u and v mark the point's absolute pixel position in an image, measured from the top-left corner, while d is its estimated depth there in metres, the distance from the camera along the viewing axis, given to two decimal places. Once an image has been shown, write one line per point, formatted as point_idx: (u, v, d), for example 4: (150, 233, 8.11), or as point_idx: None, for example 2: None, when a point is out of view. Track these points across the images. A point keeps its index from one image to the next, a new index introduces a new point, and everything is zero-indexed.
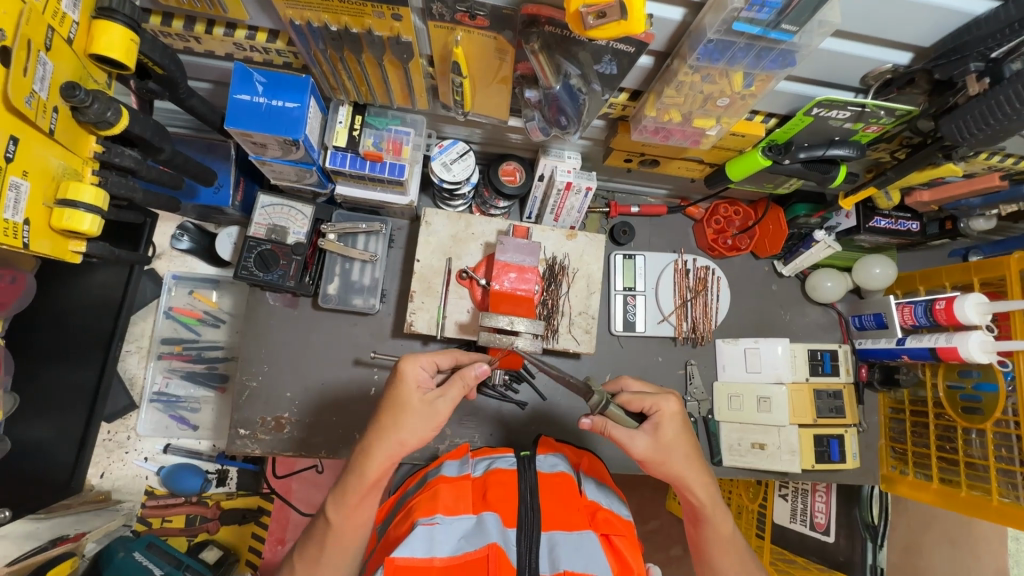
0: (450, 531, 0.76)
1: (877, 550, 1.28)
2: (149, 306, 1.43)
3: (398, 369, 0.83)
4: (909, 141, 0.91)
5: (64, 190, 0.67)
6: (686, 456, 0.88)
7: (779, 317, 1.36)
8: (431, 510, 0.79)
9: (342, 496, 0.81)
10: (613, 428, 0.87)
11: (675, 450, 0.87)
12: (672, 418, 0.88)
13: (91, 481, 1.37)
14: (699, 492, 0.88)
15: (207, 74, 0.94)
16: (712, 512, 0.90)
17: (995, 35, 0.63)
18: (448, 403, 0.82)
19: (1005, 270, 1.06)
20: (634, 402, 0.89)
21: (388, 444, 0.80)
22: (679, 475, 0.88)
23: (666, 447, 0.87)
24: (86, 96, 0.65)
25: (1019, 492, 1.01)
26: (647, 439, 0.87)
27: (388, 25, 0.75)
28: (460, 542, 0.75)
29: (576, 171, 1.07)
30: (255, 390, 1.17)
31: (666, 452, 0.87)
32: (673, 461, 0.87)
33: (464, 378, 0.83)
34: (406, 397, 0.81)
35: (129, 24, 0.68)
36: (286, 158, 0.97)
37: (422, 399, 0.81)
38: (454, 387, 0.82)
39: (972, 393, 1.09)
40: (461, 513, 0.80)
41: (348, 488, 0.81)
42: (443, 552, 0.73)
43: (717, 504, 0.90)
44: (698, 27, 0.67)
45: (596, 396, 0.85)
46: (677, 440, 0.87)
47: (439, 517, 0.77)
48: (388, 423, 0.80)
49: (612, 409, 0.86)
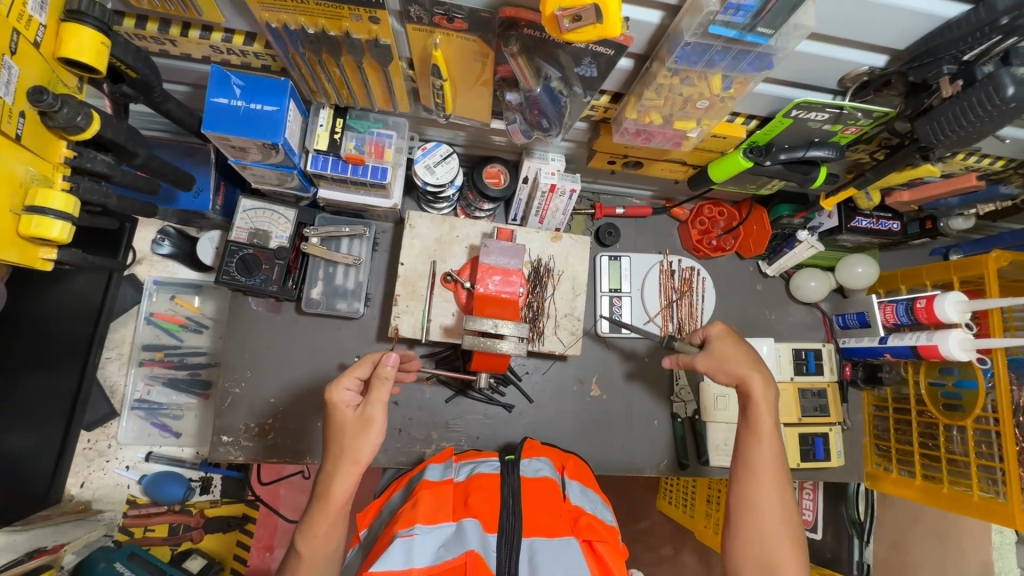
0: (429, 540, 0.76)
1: (864, 546, 1.32)
2: (130, 311, 1.41)
3: (327, 401, 0.82)
4: (888, 142, 0.92)
5: (32, 197, 0.66)
6: (743, 356, 0.91)
7: (764, 317, 1.36)
8: (410, 520, 0.78)
9: (310, 525, 0.79)
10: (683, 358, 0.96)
11: (730, 355, 0.92)
12: (724, 335, 0.94)
13: (71, 491, 1.35)
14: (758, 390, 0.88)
15: (185, 77, 0.93)
16: (765, 417, 0.87)
17: (966, 39, 0.64)
18: (378, 406, 0.80)
19: (984, 269, 1.07)
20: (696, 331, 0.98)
21: (342, 465, 0.79)
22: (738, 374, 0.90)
23: (722, 356, 0.92)
24: (54, 100, 0.63)
25: (999, 488, 1.03)
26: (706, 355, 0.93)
27: (366, 28, 0.74)
28: (439, 551, 0.75)
29: (561, 173, 1.07)
30: (238, 396, 1.16)
31: (723, 361, 0.92)
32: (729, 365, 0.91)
33: (380, 376, 0.80)
34: (342, 423, 0.81)
35: (99, 26, 0.67)
36: (266, 162, 0.96)
37: (355, 415, 0.81)
38: (376, 387, 0.81)
39: (953, 390, 1.11)
40: (440, 521, 0.79)
41: (316, 519, 0.79)
42: (422, 561, 0.72)
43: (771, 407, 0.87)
44: (675, 30, 0.67)
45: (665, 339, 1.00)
46: (734, 347, 0.92)
47: (417, 527, 0.76)
48: (337, 448, 0.80)
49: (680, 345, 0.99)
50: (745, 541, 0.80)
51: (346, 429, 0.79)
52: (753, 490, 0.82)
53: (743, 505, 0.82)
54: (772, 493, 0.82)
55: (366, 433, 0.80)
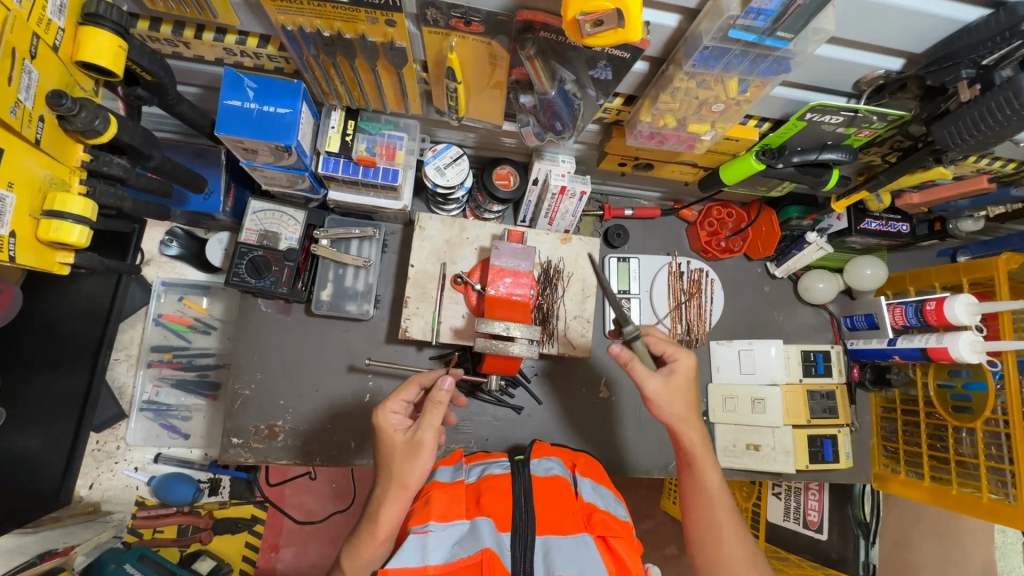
0: (443, 538, 0.76)
1: (869, 547, 1.31)
2: (138, 312, 1.41)
3: (375, 425, 0.85)
4: (901, 144, 0.92)
5: (51, 201, 0.66)
6: (692, 403, 0.90)
7: (772, 319, 1.37)
8: (423, 518, 0.79)
9: (357, 547, 0.79)
10: (635, 363, 0.89)
11: (683, 397, 0.89)
12: (687, 370, 0.90)
13: (80, 492, 1.35)
14: (695, 437, 0.90)
15: (197, 79, 0.93)
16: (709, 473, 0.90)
17: (987, 42, 0.64)
18: (429, 430, 0.80)
19: (994, 271, 1.07)
20: (658, 344, 0.92)
21: (392, 493, 0.79)
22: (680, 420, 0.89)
23: (677, 393, 0.89)
24: (73, 104, 0.63)
25: (1009, 490, 1.03)
26: (661, 381, 0.88)
27: (382, 31, 0.74)
28: (454, 548, 0.75)
29: (571, 175, 1.07)
30: (248, 398, 1.16)
31: (676, 398, 0.89)
32: (680, 406, 0.89)
33: (433, 400, 0.81)
34: (392, 446, 0.82)
35: (116, 30, 0.67)
36: (277, 164, 0.96)
37: (405, 439, 0.81)
38: (429, 411, 0.81)
39: (963, 392, 1.11)
40: (454, 519, 0.80)
41: (361, 540, 0.79)
42: (437, 558, 0.73)
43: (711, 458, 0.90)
44: (693, 34, 0.67)
45: (630, 325, 0.89)
46: (689, 387, 0.90)
47: (432, 525, 0.77)
48: (387, 473, 0.81)
49: (638, 344, 0.90)
50: None
51: (395, 453, 0.80)
52: (718, 549, 0.87)
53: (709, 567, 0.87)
54: (739, 555, 0.86)
55: (416, 457, 0.80)
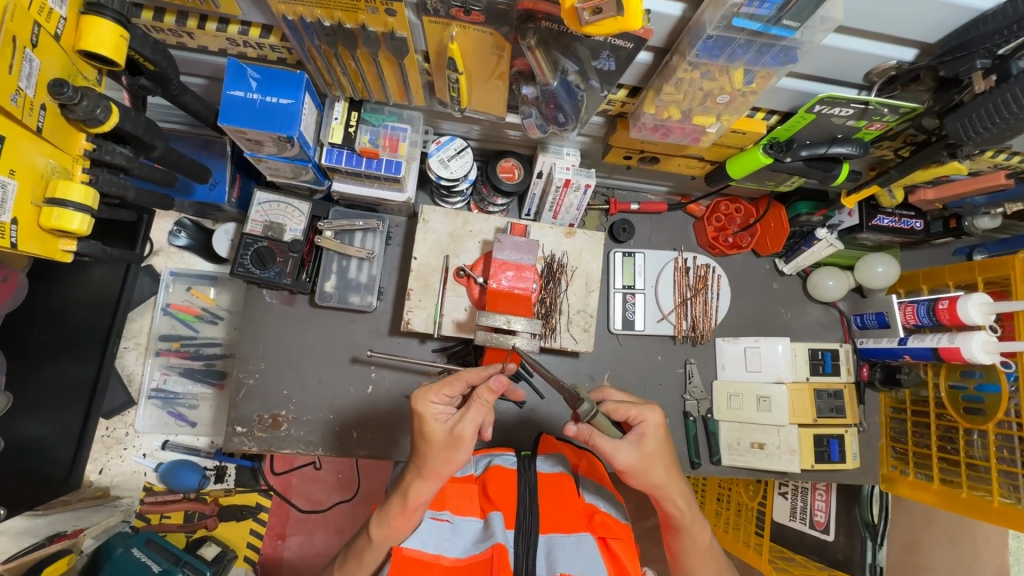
0: (458, 532, 0.79)
1: (876, 549, 1.26)
2: (147, 302, 1.43)
3: (414, 411, 0.81)
4: (914, 138, 0.90)
5: (53, 189, 0.67)
6: (667, 467, 0.85)
7: (780, 316, 1.34)
8: (441, 504, 0.84)
9: (384, 515, 0.82)
10: (599, 439, 0.82)
11: (658, 461, 0.84)
12: (657, 429, 0.85)
13: (90, 477, 1.38)
14: (678, 502, 0.87)
15: (202, 69, 0.93)
16: (696, 529, 0.90)
17: (1001, 32, 0.62)
18: (470, 427, 0.78)
19: (1010, 270, 1.04)
20: (620, 409, 0.85)
21: (425, 480, 0.79)
22: (659, 486, 0.85)
23: (651, 459, 0.84)
24: (74, 93, 0.64)
25: (1020, 494, 1.00)
26: (633, 450, 0.83)
27: (382, 20, 0.73)
28: (469, 546, 0.77)
29: (576, 169, 1.05)
30: (252, 387, 1.17)
31: (649, 464, 0.84)
32: (654, 473, 0.85)
33: (480, 398, 0.78)
34: (430, 435, 0.79)
35: (118, 19, 0.67)
36: (281, 155, 0.96)
37: (445, 431, 0.79)
38: (473, 407, 0.79)
39: (975, 394, 1.08)
40: (468, 514, 0.83)
41: (391, 513, 0.81)
42: (451, 552, 0.76)
43: (696, 517, 0.89)
44: (697, 23, 0.66)
45: (585, 404, 0.81)
46: (661, 449, 0.84)
47: (449, 515, 0.82)
48: (422, 459, 0.80)
49: (600, 418, 0.83)
50: None
51: (435, 445, 0.78)
52: None
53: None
54: None
55: (454, 449, 0.79)
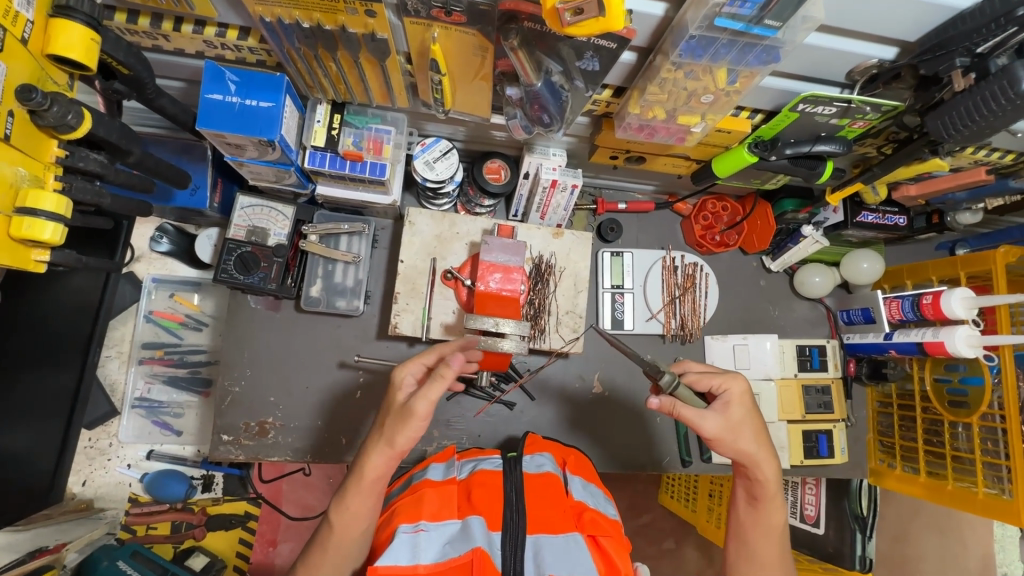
0: (435, 537, 0.76)
1: (867, 542, 1.25)
2: (129, 310, 1.41)
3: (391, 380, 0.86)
4: (896, 135, 0.91)
5: (23, 198, 0.65)
6: (757, 435, 0.87)
7: (768, 313, 1.35)
8: (415, 516, 0.79)
9: (344, 499, 0.81)
10: (682, 408, 0.84)
11: (744, 430, 0.87)
12: (741, 398, 0.88)
13: (73, 489, 1.35)
14: (766, 470, 0.88)
15: (179, 73, 0.91)
16: (771, 501, 0.91)
17: (981, 30, 0.63)
18: (424, 401, 0.77)
19: (992, 264, 1.05)
20: (701, 381, 0.89)
21: (382, 446, 0.81)
22: (751, 454, 0.87)
23: (738, 427, 0.86)
24: (44, 99, 0.62)
25: (1004, 486, 1.01)
26: (719, 418, 0.86)
27: (362, 22, 0.72)
28: (445, 548, 0.75)
29: (562, 169, 1.05)
30: (238, 395, 1.15)
31: (736, 432, 0.87)
32: (742, 439, 0.87)
33: (437, 373, 0.77)
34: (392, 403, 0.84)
35: (88, 23, 0.65)
36: (263, 159, 0.94)
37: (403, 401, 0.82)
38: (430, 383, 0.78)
39: (959, 387, 1.08)
40: (445, 519, 0.79)
41: (347, 492, 0.81)
42: (427, 558, 0.73)
43: (777, 489, 0.91)
44: (680, 23, 0.66)
45: (666, 376, 0.84)
46: (749, 418, 0.87)
47: (424, 524, 0.77)
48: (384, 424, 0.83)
49: (682, 389, 0.85)
50: None
51: (391, 410, 0.82)
52: None
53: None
54: None
55: (406, 421, 0.79)
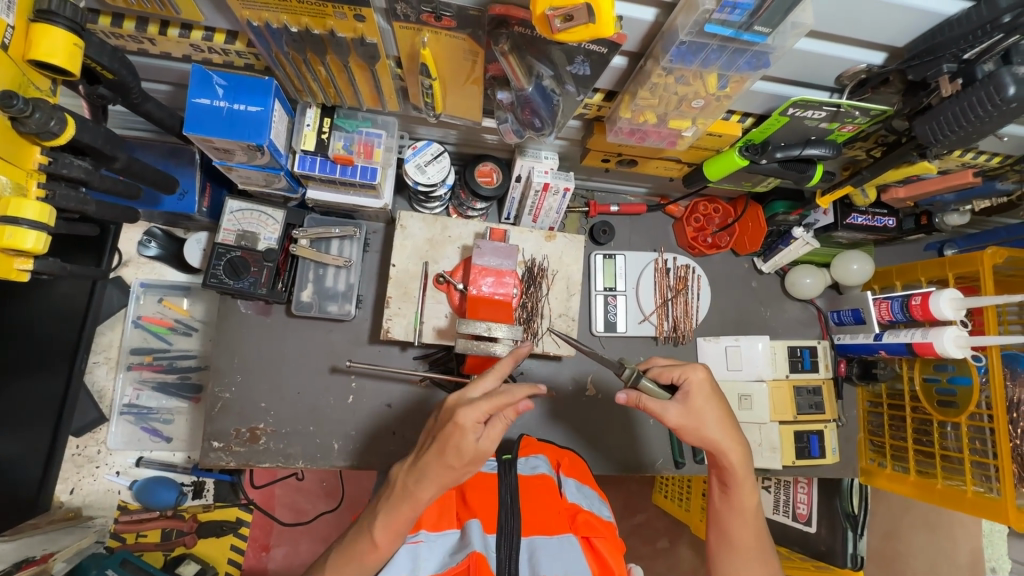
0: (435, 547, 0.77)
1: (858, 539, 1.26)
2: (117, 315, 1.39)
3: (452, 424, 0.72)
4: (885, 138, 0.91)
5: (4, 207, 0.64)
6: (720, 422, 0.86)
7: (759, 314, 1.36)
8: (416, 526, 0.80)
9: (390, 518, 0.77)
10: (647, 401, 0.86)
11: (707, 418, 0.86)
12: (702, 386, 0.87)
13: (60, 498, 1.33)
14: (733, 457, 0.87)
15: (166, 76, 0.90)
16: (744, 486, 0.90)
17: (968, 36, 0.63)
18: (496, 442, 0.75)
19: (979, 265, 1.06)
20: (664, 373, 0.89)
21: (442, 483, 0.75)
22: (716, 442, 0.87)
23: (700, 415, 0.86)
24: (25, 105, 0.61)
25: (992, 484, 1.02)
26: (680, 408, 0.86)
27: (351, 26, 0.71)
28: (445, 558, 0.76)
29: (554, 172, 1.04)
30: (228, 401, 1.14)
31: (699, 421, 0.86)
32: (707, 428, 0.86)
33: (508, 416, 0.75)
34: (460, 452, 0.73)
35: (71, 27, 0.64)
36: (251, 163, 0.93)
37: (474, 449, 0.73)
38: (494, 423, 0.75)
39: (948, 386, 1.09)
40: (445, 528, 0.81)
41: (397, 513, 0.76)
42: (428, 569, 0.74)
43: (748, 475, 0.89)
44: (670, 28, 0.66)
45: (627, 370, 0.87)
46: (710, 406, 0.86)
47: (424, 535, 0.78)
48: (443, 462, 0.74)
49: (645, 382, 0.87)
50: None
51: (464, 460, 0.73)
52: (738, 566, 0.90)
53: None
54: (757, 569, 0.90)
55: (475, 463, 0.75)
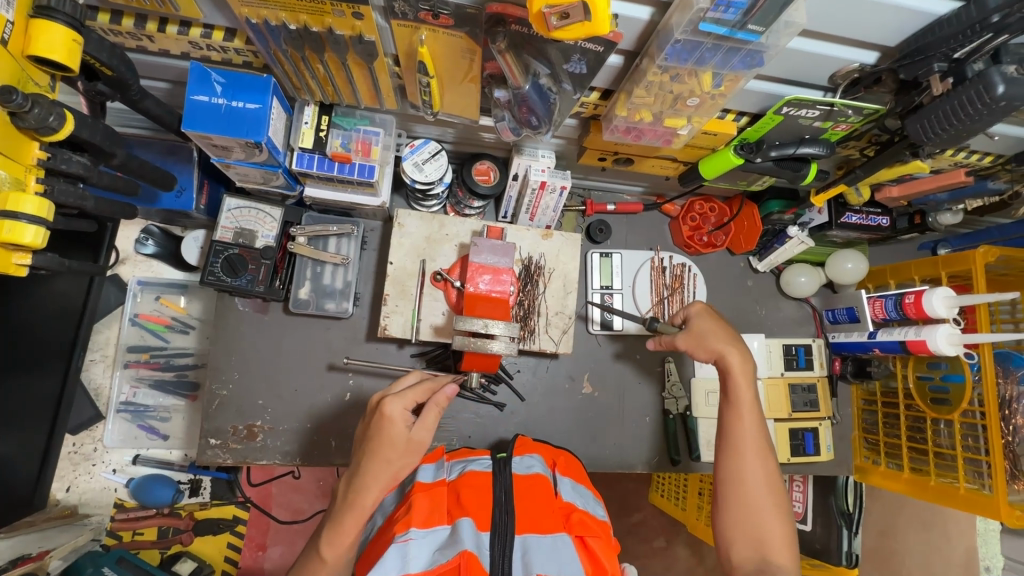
0: (424, 545, 0.76)
1: (853, 536, 1.28)
2: (114, 313, 1.39)
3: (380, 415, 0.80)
4: (878, 138, 0.92)
5: (3, 201, 0.64)
6: (716, 333, 0.96)
7: (755, 313, 1.37)
8: (406, 524, 0.79)
9: (336, 531, 0.79)
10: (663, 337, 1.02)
11: (708, 333, 0.97)
12: (702, 314, 1.00)
13: (56, 496, 1.33)
14: (731, 361, 0.94)
15: (164, 73, 0.90)
16: (744, 392, 0.93)
17: (957, 36, 0.64)
18: (428, 431, 0.81)
19: (971, 264, 1.07)
20: (677, 312, 1.03)
21: (381, 486, 0.79)
22: (714, 350, 0.95)
23: (702, 334, 0.97)
24: (24, 100, 0.61)
25: (984, 481, 1.04)
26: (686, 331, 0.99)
27: (349, 24, 0.72)
28: (434, 555, 0.74)
29: (551, 171, 1.05)
30: (225, 398, 1.14)
31: (702, 338, 0.97)
32: (708, 340, 0.96)
33: (437, 402, 0.82)
34: (391, 443, 0.79)
35: (70, 23, 0.64)
36: (250, 161, 0.94)
37: (404, 437, 0.80)
38: (427, 411, 0.81)
39: (941, 384, 1.10)
40: (435, 525, 0.79)
41: (344, 525, 0.79)
42: (417, 565, 0.73)
43: (747, 381, 0.93)
44: (665, 27, 0.66)
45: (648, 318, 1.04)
46: (711, 325, 0.97)
47: (413, 533, 0.77)
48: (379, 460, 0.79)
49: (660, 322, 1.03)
50: (740, 517, 0.86)
51: (396, 450, 0.79)
52: (738, 470, 0.89)
53: (732, 480, 0.89)
54: (756, 471, 0.88)
55: (409, 456, 0.80)
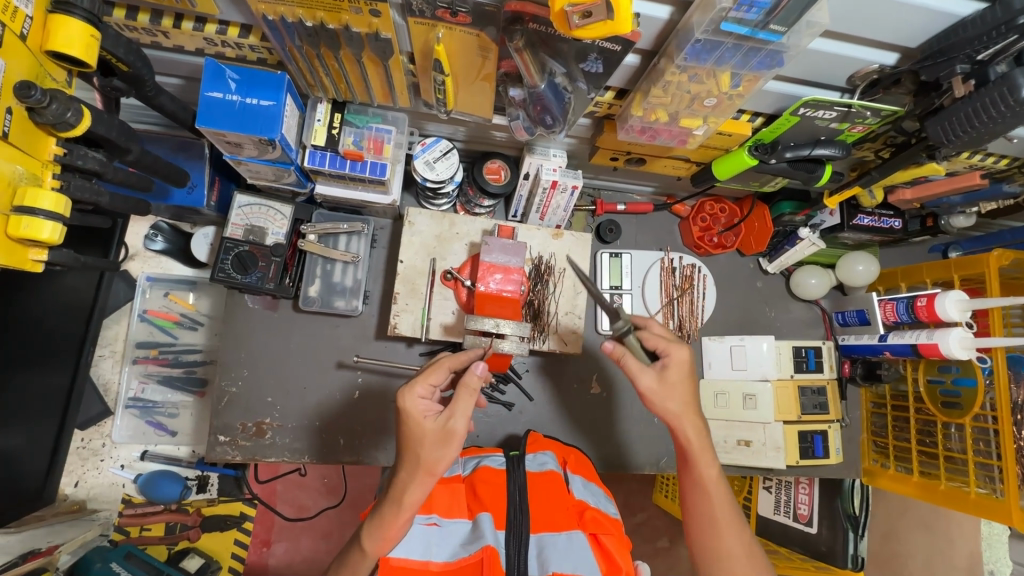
0: (448, 535, 0.79)
1: (859, 540, 1.27)
2: (122, 309, 1.39)
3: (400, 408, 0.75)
4: (895, 139, 0.91)
5: (21, 196, 0.64)
6: (686, 401, 0.87)
7: (764, 314, 1.36)
8: (429, 509, 0.82)
9: (376, 527, 0.74)
10: (627, 358, 0.86)
11: (677, 392, 0.87)
12: (681, 364, 0.87)
13: (65, 490, 1.33)
14: (688, 433, 0.87)
15: (177, 69, 0.90)
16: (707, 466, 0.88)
17: (982, 37, 0.64)
18: (463, 419, 0.74)
19: (985, 267, 1.06)
20: (649, 338, 0.88)
21: (419, 481, 0.73)
22: (675, 416, 0.87)
23: (672, 387, 0.86)
24: (43, 96, 0.61)
25: (996, 485, 1.03)
26: (654, 376, 0.86)
27: (366, 21, 0.72)
28: (457, 547, 0.77)
29: (563, 170, 1.04)
30: (234, 395, 1.14)
31: (670, 390, 0.86)
32: (672, 402, 0.87)
33: (466, 385, 0.75)
34: (420, 436, 0.73)
35: (89, 18, 0.64)
36: (262, 158, 0.93)
37: (436, 427, 0.74)
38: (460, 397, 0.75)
39: (952, 388, 1.10)
40: (457, 516, 0.82)
41: (384, 520, 0.74)
42: (440, 556, 0.76)
43: (707, 449, 0.88)
44: (685, 26, 0.66)
45: (620, 322, 0.82)
46: (682, 383, 0.87)
47: (437, 519, 0.81)
48: (412, 454, 0.74)
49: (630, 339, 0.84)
50: None
51: (427, 440, 0.73)
52: (716, 545, 0.86)
53: (710, 557, 0.86)
54: (735, 547, 0.85)
55: (446, 446, 0.73)
